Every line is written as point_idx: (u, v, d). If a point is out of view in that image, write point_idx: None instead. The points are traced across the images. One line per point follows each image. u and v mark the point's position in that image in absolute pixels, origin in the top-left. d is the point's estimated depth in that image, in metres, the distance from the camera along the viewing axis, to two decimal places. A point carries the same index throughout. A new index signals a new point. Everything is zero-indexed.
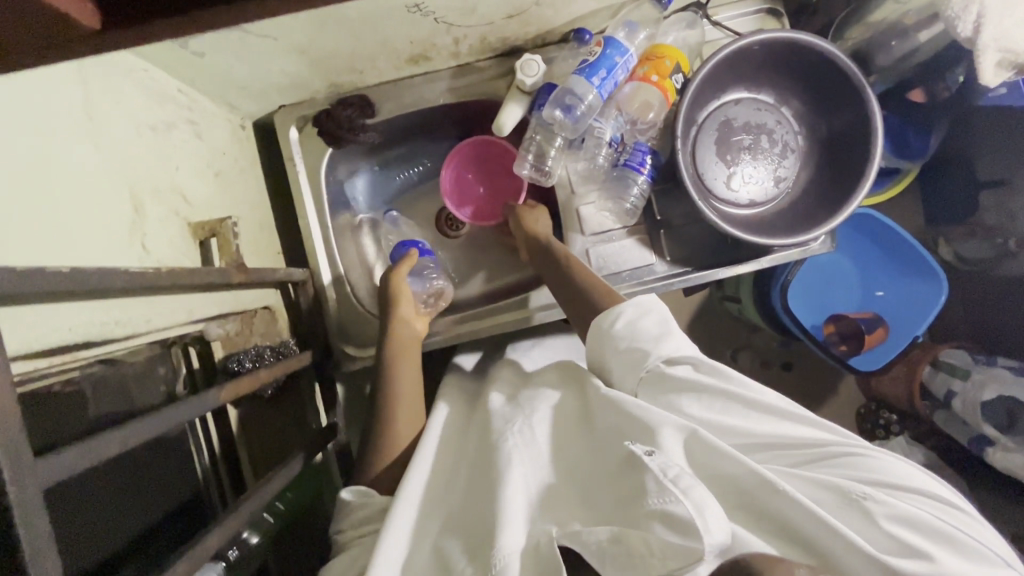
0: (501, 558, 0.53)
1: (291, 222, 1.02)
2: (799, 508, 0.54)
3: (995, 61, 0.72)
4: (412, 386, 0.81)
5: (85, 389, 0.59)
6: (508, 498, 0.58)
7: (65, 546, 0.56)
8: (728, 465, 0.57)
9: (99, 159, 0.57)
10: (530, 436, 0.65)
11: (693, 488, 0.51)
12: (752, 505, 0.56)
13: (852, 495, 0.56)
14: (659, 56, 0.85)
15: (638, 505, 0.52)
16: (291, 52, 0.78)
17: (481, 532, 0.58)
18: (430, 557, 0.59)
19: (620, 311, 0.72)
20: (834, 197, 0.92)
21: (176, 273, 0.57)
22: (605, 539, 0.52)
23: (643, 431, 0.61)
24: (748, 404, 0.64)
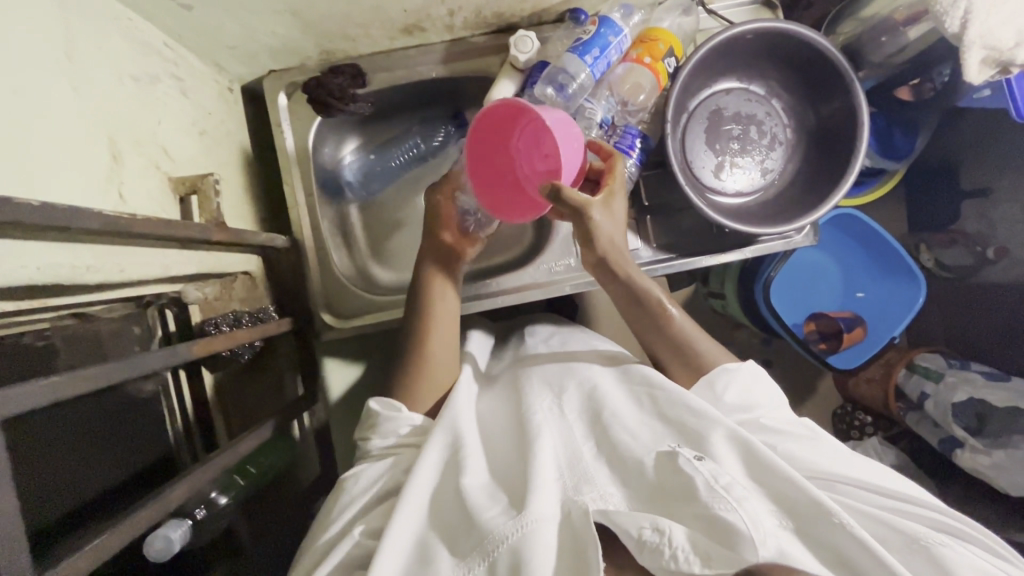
0: (530, 522, 0.54)
1: (276, 191, 1.01)
2: (854, 538, 0.53)
3: (980, 59, 0.73)
4: (443, 359, 0.83)
5: (57, 342, 0.63)
6: (540, 472, 0.59)
7: (31, 487, 0.60)
8: (787, 484, 0.57)
9: (78, 102, 0.56)
10: (559, 415, 0.69)
11: (745, 500, 0.52)
12: (809, 527, 0.55)
13: (919, 541, 0.56)
14: (652, 39, 0.86)
15: (687, 504, 0.53)
16: (282, 14, 0.77)
17: (510, 497, 0.59)
18: (453, 522, 0.59)
19: (737, 375, 0.73)
20: (819, 190, 0.93)
21: (152, 222, 0.56)
22: (647, 528, 0.52)
23: (693, 434, 0.62)
24: (823, 446, 0.66)
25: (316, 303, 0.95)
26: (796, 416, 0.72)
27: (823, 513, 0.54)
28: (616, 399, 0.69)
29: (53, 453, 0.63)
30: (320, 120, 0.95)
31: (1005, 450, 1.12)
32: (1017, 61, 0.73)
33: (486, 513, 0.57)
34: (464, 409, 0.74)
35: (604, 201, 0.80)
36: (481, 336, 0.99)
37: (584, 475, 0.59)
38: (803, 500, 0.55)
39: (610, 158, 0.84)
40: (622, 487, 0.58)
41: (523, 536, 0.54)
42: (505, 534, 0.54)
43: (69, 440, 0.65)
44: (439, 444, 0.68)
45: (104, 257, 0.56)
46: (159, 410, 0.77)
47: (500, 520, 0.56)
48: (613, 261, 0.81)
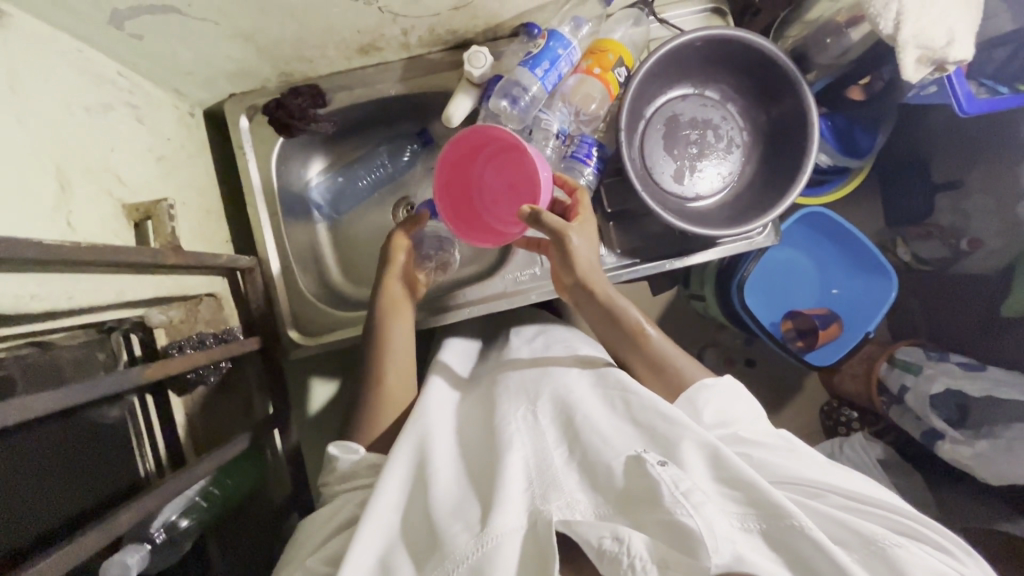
0: (494, 538, 0.54)
1: (244, 212, 1.02)
2: (811, 539, 0.52)
3: (915, 58, 0.74)
4: (401, 376, 0.85)
5: (15, 372, 0.61)
6: (508, 483, 0.59)
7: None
8: (751, 486, 0.56)
9: (24, 135, 0.57)
10: (533, 422, 0.68)
11: (703, 506, 0.52)
12: (771, 530, 0.54)
13: (875, 543, 0.56)
14: (603, 50, 0.88)
15: (650, 510, 0.52)
16: (234, 39, 0.78)
17: (475, 511, 0.58)
18: (422, 536, 0.60)
19: (716, 390, 0.73)
20: (777, 190, 0.94)
21: (97, 248, 0.57)
22: (608, 537, 0.51)
23: (665, 439, 0.62)
24: (788, 451, 0.66)
25: (283, 321, 0.96)
26: (772, 427, 0.72)
27: (781, 515, 0.53)
28: (589, 404, 0.68)
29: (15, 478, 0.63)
30: (283, 141, 0.96)
31: (989, 441, 1.12)
32: (951, 58, 0.75)
33: (451, 528, 0.57)
34: (439, 424, 0.74)
35: (580, 226, 0.83)
36: (461, 343, 0.98)
37: (552, 483, 0.58)
38: (768, 502, 0.54)
39: (575, 190, 0.87)
40: (591, 494, 0.56)
41: (482, 557, 0.54)
42: (467, 553, 0.54)
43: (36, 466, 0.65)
44: (407, 458, 0.68)
45: (51, 286, 0.57)
46: (127, 434, 0.78)
47: (463, 538, 0.55)
48: (590, 283, 0.82)
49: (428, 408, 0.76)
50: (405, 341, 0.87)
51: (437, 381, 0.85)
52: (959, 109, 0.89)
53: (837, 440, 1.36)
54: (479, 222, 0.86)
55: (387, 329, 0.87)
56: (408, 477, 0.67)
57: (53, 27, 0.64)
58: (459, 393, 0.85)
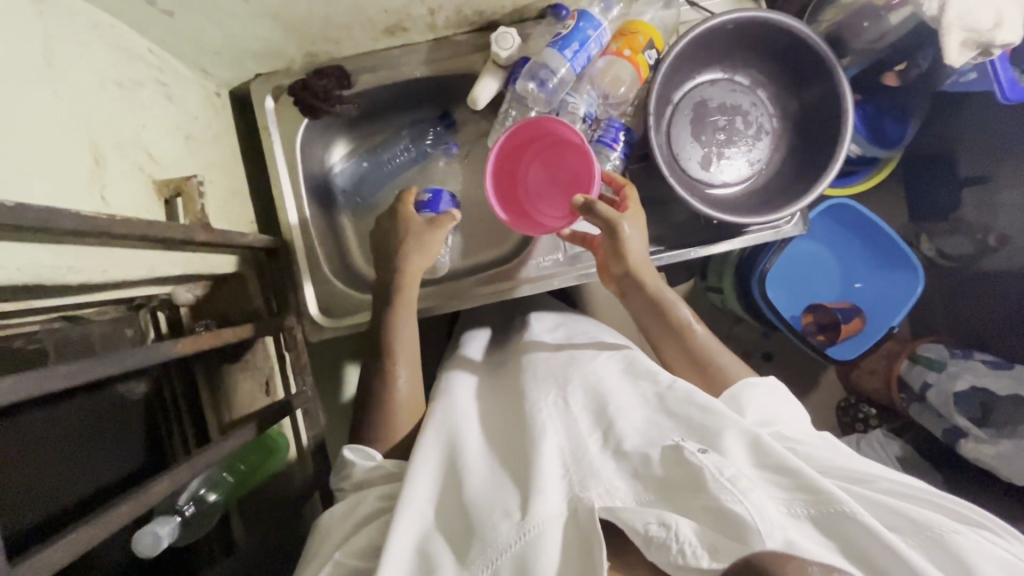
0: (536, 526, 0.54)
1: (266, 194, 1.02)
2: (862, 524, 0.51)
3: (960, 41, 0.72)
4: (412, 358, 0.84)
5: (47, 346, 0.64)
6: (545, 467, 0.59)
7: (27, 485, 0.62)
8: (795, 474, 0.55)
9: (61, 108, 0.57)
10: (564, 408, 0.67)
11: (750, 493, 0.51)
12: (820, 517, 0.53)
13: (929, 529, 0.54)
14: (633, 32, 0.86)
15: (696, 497, 0.52)
16: (263, 17, 0.78)
17: (514, 495, 0.58)
18: (461, 522, 0.60)
19: (759, 386, 0.73)
20: (807, 178, 0.93)
21: (132, 222, 0.57)
22: (654, 523, 0.51)
23: (704, 429, 0.60)
24: (825, 445, 0.65)
25: (306, 302, 0.96)
26: (815, 430, 0.70)
27: (828, 501, 0.53)
28: (620, 394, 0.68)
29: (48, 448, 0.65)
30: (307, 122, 0.96)
31: (1011, 440, 1.11)
32: (997, 42, 0.73)
33: (491, 514, 0.57)
34: (467, 415, 0.74)
35: (634, 216, 0.84)
36: (477, 332, 1.00)
37: (589, 470, 0.58)
38: (813, 488, 0.54)
39: (623, 187, 0.87)
40: (629, 480, 0.56)
41: (525, 545, 0.54)
42: (510, 541, 0.54)
43: (72, 437, 0.68)
44: (440, 445, 0.69)
45: (88, 258, 0.57)
46: (154, 408, 0.79)
47: (505, 525, 0.55)
48: (640, 273, 0.83)
49: (457, 403, 0.77)
50: (411, 333, 0.85)
51: (460, 374, 0.85)
52: (1002, 97, 0.88)
53: (855, 436, 1.34)
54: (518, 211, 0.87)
55: (405, 312, 0.85)
56: (439, 467, 0.67)
57: (87, 2, 0.64)
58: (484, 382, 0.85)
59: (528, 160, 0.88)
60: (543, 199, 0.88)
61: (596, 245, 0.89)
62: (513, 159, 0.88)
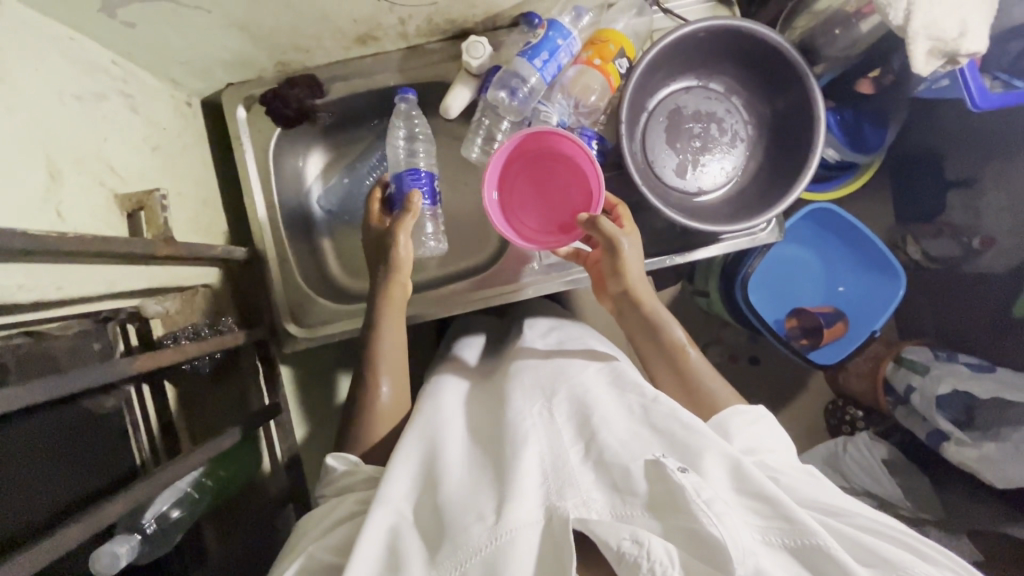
0: (509, 531, 0.54)
1: (242, 203, 1.01)
2: (835, 560, 0.51)
3: (926, 50, 0.72)
4: (398, 366, 0.83)
5: (10, 362, 0.61)
6: (522, 476, 0.58)
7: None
8: (775, 503, 0.54)
9: (12, 124, 0.57)
10: (549, 419, 0.66)
11: (725, 516, 0.51)
12: (795, 548, 0.52)
13: (902, 569, 0.52)
14: (604, 41, 0.85)
15: (672, 516, 0.51)
16: (227, 28, 0.77)
17: (490, 501, 0.57)
18: (435, 525, 0.59)
19: (751, 416, 0.70)
20: (780, 185, 0.92)
21: (87, 239, 0.57)
22: (626, 539, 0.51)
23: (687, 446, 0.59)
24: (807, 479, 0.64)
25: (280, 313, 0.96)
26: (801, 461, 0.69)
27: (804, 533, 0.52)
28: (605, 404, 0.67)
29: (10, 467, 0.63)
30: (281, 132, 0.96)
31: (996, 443, 1.10)
32: (963, 50, 0.72)
33: (466, 518, 0.56)
34: (453, 420, 0.73)
35: (630, 236, 0.84)
36: (473, 338, 0.99)
37: (568, 480, 0.58)
38: (793, 520, 0.53)
39: (616, 207, 0.88)
40: (606, 493, 0.56)
41: (497, 549, 0.53)
42: (480, 546, 0.54)
43: (34, 454, 0.65)
44: (419, 451, 0.68)
45: (41, 276, 0.56)
46: (121, 423, 0.78)
47: (477, 528, 0.55)
48: (636, 292, 0.83)
49: (442, 407, 0.75)
50: (398, 341, 0.84)
51: (448, 379, 0.84)
52: (971, 105, 0.86)
53: (840, 440, 1.34)
54: (509, 217, 0.86)
55: (391, 316, 0.85)
56: (417, 473, 0.66)
57: (42, 16, 0.63)
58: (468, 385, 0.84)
59: (519, 164, 0.85)
60: (526, 205, 0.86)
61: (591, 262, 0.90)
62: (507, 159, 0.84)
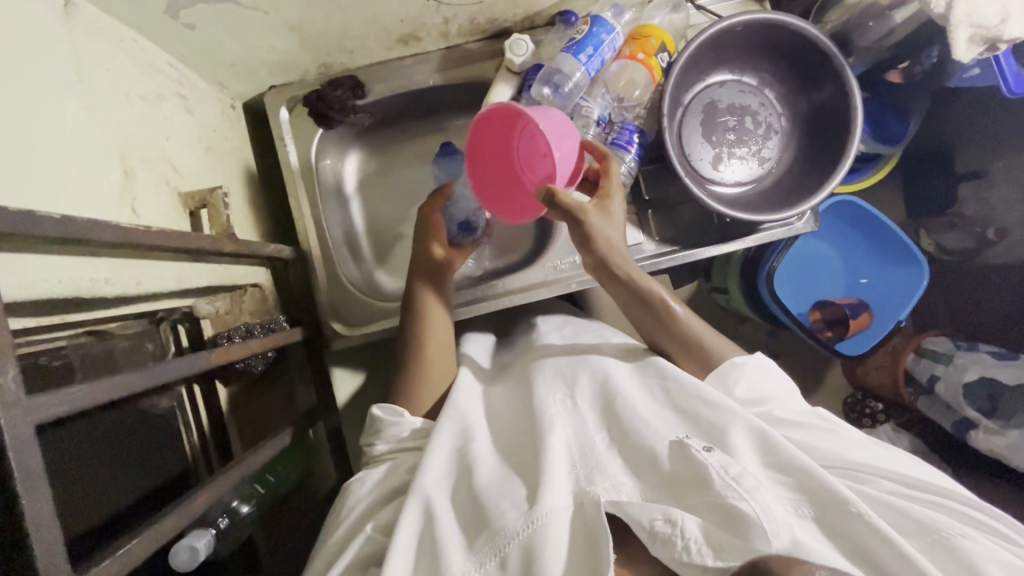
0: (542, 516, 0.53)
1: (279, 205, 1.02)
2: (870, 526, 0.50)
3: (967, 37, 0.74)
4: (442, 331, 0.84)
5: (76, 360, 0.62)
6: (550, 458, 0.57)
7: (67, 501, 0.60)
8: (803, 473, 0.54)
9: (89, 121, 0.57)
10: (572, 406, 0.66)
11: (755, 490, 0.50)
12: (824, 517, 0.52)
13: (937, 532, 0.52)
14: (646, 36, 0.88)
15: (700, 492, 0.51)
16: (280, 29, 0.78)
17: (522, 486, 0.57)
18: (466, 509, 0.58)
19: (743, 373, 0.69)
20: (816, 175, 0.94)
21: (169, 233, 0.57)
22: (659, 519, 0.51)
23: (712, 426, 0.60)
24: (824, 435, 0.62)
25: (325, 315, 0.96)
26: (811, 407, 0.68)
27: (838, 501, 0.51)
28: (628, 387, 0.66)
29: (89, 465, 0.63)
30: (322, 133, 0.97)
31: (1020, 430, 1.10)
32: (1004, 37, 0.75)
33: (498, 505, 0.55)
34: (472, 404, 0.73)
35: (600, 204, 0.80)
36: (478, 337, 0.97)
37: (596, 465, 0.57)
38: (822, 488, 0.52)
39: (605, 158, 0.83)
40: (635, 478, 0.56)
41: (533, 533, 0.52)
42: (516, 531, 0.53)
43: (100, 449, 0.66)
44: (448, 433, 0.66)
45: (123, 271, 0.57)
46: (176, 424, 0.78)
47: (512, 514, 0.54)
48: (615, 261, 0.78)
49: (454, 397, 0.73)
50: (438, 317, 0.85)
51: (466, 372, 0.81)
52: (1007, 90, 0.90)
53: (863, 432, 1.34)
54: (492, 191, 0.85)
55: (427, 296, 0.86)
56: (449, 458, 0.64)
57: (112, 17, 0.64)
58: (486, 381, 0.82)
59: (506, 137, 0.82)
60: (535, 168, 0.82)
61: None
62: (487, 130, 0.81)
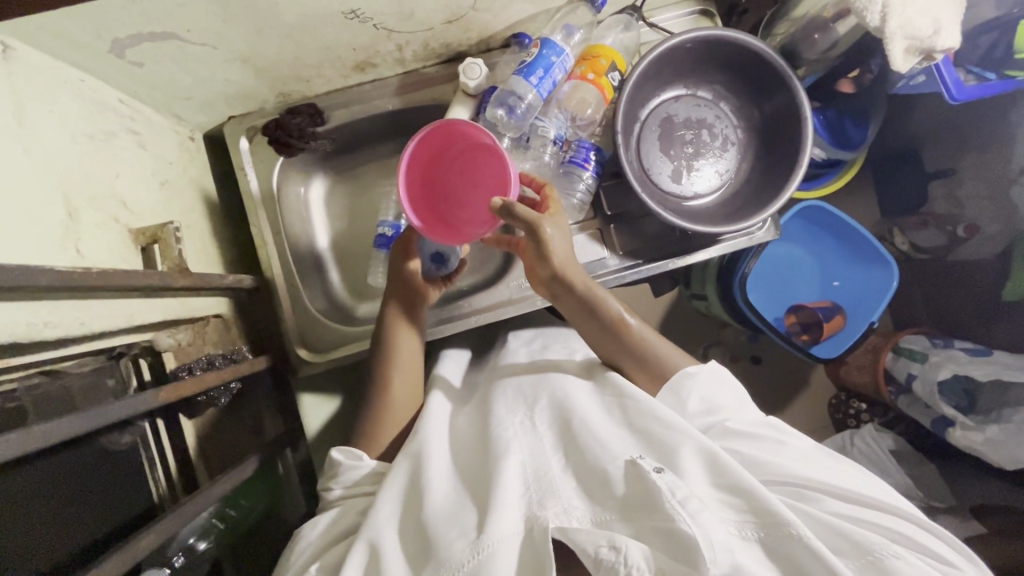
0: (490, 543, 0.53)
1: (243, 233, 1.02)
2: (809, 548, 0.50)
3: (903, 48, 0.76)
4: (412, 357, 0.84)
5: (27, 403, 0.61)
6: (503, 488, 0.57)
7: (20, 543, 0.59)
8: (750, 494, 0.54)
9: (31, 165, 0.58)
10: (530, 428, 0.65)
11: (700, 514, 0.50)
12: (768, 539, 0.52)
13: (871, 553, 0.52)
14: (596, 56, 0.89)
15: (648, 518, 0.51)
16: (231, 61, 0.79)
17: (473, 514, 0.57)
18: (417, 541, 0.59)
19: (695, 381, 0.70)
20: (773, 184, 0.95)
21: (110, 272, 0.57)
22: (604, 546, 0.50)
23: (661, 445, 0.60)
24: (777, 450, 0.63)
25: (291, 341, 0.95)
26: (762, 416, 0.69)
27: (778, 522, 0.51)
28: (585, 406, 0.66)
29: (43, 507, 0.63)
30: (283, 160, 0.97)
31: (997, 425, 1.10)
32: (938, 47, 0.77)
33: (447, 535, 0.56)
34: (433, 424, 0.73)
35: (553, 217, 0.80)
36: (457, 351, 0.97)
37: (548, 489, 0.57)
38: (766, 510, 0.52)
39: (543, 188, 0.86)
40: (588, 501, 0.55)
41: (479, 563, 0.53)
42: (461, 562, 0.53)
43: (57, 489, 0.65)
44: (405, 462, 0.67)
45: (63, 312, 0.57)
46: (138, 460, 0.77)
47: (460, 545, 0.54)
48: (566, 274, 0.79)
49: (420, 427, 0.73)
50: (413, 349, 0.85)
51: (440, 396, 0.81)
52: (949, 96, 0.90)
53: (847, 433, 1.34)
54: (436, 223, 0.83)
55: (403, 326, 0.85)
56: (401, 487, 0.64)
57: (56, 58, 0.65)
58: (453, 403, 0.82)
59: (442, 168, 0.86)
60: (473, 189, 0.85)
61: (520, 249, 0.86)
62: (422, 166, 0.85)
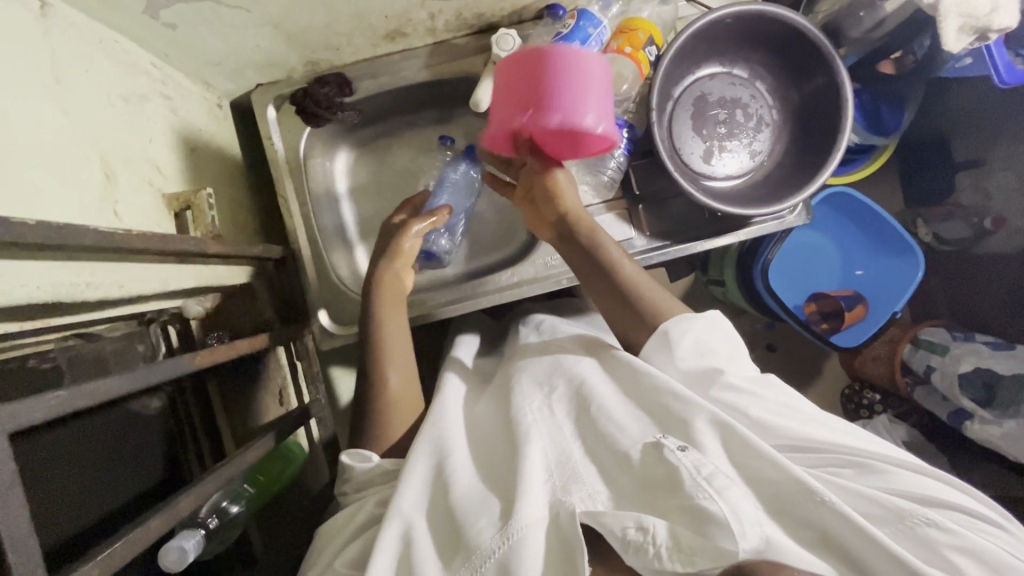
0: (520, 528, 0.52)
1: (265, 203, 1.01)
2: (840, 517, 0.50)
3: (957, 26, 0.74)
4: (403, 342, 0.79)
5: (63, 365, 0.63)
6: (526, 477, 0.56)
7: (60, 501, 0.61)
8: (773, 470, 0.54)
9: (70, 124, 0.58)
10: (548, 414, 0.65)
11: (727, 490, 0.49)
12: (791, 510, 0.52)
13: (906, 520, 0.53)
14: (633, 29, 0.87)
15: (671, 496, 0.50)
16: (263, 27, 0.78)
17: (500, 502, 0.56)
18: (448, 530, 0.57)
19: (690, 326, 0.68)
20: (808, 167, 0.93)
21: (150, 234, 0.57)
22: (631, 527, 0.49)
23: (672, 416, 0.60)
24: (786, 414, 0.62)
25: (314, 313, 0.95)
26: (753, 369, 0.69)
27: (808, 492, 0.52)
28: (604, 390, 0.66)
29: (82, 467, 0.65)
30: (309, 130, 0.96)
31: (1015, 420, 1.09)
32: (994, 26, 0.75)
33: (475, 522, 0.54)
34: (453, 407, 0.72)
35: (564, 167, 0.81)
36: (469, 337, 0.96)
37: (572, 474, 0.56)
38: (795, 482, 0.53)
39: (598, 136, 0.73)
40: (608, 484, 0.55)
41: (508, 551, 0.51)
42: (492, 549, 0.52)
43: (94, 451, 0.67)
44: (424, 453, 0.63)
45: (106, 275, 0.57)
46: (167, 426, 0.79)
47: (487, 531, 0.53)
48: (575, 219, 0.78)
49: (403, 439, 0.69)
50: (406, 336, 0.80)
51: (457, 383, 0.79)
52: (999, 80, 0.89)
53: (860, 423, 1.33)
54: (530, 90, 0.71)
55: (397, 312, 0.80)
56: (426, 476, 0.62)
57: (91, 18, 0.64)
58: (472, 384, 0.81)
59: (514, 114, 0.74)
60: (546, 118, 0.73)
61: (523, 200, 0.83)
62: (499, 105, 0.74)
